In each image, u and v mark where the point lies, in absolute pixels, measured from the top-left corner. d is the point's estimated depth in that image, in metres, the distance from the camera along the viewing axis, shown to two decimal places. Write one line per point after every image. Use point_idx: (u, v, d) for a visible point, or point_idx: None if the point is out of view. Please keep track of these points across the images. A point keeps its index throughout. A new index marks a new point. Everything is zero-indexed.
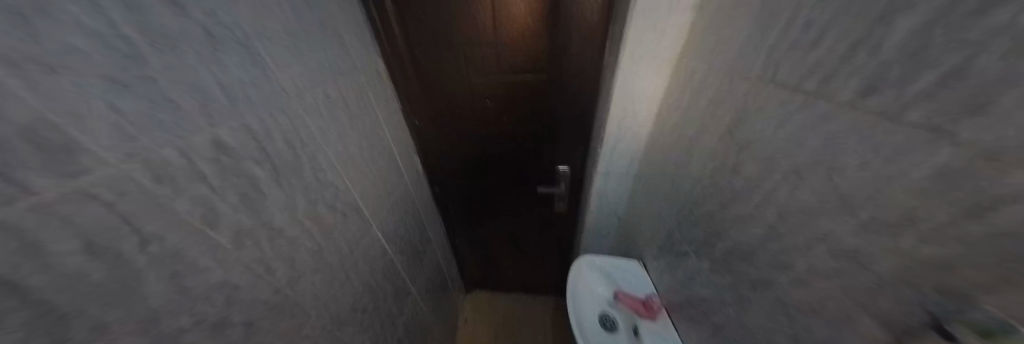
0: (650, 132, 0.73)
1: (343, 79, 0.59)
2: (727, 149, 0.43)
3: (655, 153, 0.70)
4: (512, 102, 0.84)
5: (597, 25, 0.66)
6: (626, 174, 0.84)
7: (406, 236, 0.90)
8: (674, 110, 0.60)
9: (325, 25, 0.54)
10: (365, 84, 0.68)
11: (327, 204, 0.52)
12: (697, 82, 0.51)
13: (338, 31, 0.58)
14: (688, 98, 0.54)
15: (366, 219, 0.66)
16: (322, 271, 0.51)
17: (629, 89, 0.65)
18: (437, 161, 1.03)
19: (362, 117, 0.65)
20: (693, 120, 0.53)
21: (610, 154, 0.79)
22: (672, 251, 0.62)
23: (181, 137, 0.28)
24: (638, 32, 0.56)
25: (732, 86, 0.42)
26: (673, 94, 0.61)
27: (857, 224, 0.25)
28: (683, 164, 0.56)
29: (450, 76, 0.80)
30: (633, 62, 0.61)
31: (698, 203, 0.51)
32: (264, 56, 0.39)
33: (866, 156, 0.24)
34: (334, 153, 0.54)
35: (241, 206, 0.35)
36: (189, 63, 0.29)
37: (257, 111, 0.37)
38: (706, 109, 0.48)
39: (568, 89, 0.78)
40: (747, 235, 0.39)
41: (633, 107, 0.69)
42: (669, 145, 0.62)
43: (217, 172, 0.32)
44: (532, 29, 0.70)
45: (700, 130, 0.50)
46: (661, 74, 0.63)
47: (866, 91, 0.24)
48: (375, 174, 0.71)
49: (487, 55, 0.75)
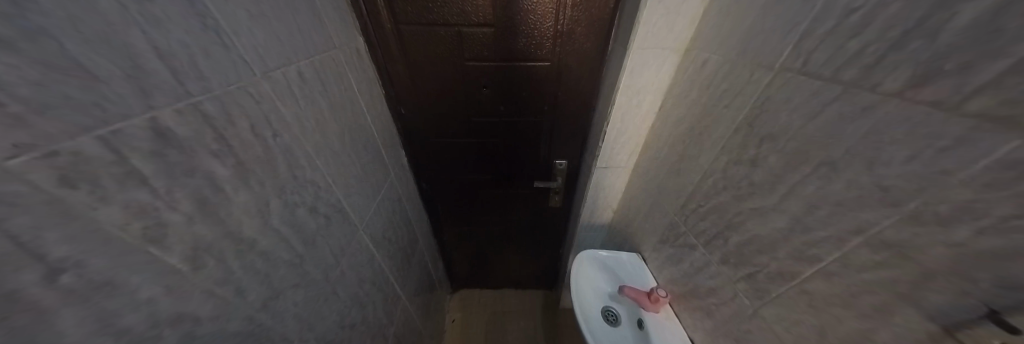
0: (650, 124, 0.73)
1: (320, 59, 0.50)
2: (745, 142, 0.43)
3: (657, 145, 0.70)
4: (510, 92, 0.79)
5: (603, 10, 0.63)
6: (625, 166, 0.84)
7: (394, 237, 0.82)
8: (682, 101, 0.60)
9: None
10: (345, 66, 0.58)
11: (307, 207, 0.44)
12: (710, 72, 0.51)
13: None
14: (698, 90, 0.54)
15: (352, 222, 0.58)
16: (304, 285, 0.43)
17: (637, 79, 0.64)
18: (426, 154, 0.95)
19: (343, 104, 0.57)
20: (703, 113, 0.52)
21: (610, 148, 0.78)
22: (674, 244, 0.63)
23: (107, 123, 0.20)
24: (649, 19, 0.55)
25: (752, 77, 0.42)
26: (680, 85, 0.61)
27: (903, 217, 0.25)
28: (691, 156, 0.56)
29: (444, 61, 0.73)
30: (643, 50, 0.59)
31: (707, 196, 0.51)
32: (218, 18, 0.30)
33: (916, 148, 0.24)
34: (312, 146, 0.46)
35: (198, 215, 0.27)
36: (106, 17, 0.20)
37: (214, 90, 0.29)
38: (719, 101, 0.48)
39: (570, 79, 0.76)
40: (767, 227, 0.39)
41: (638, 98, 0.68)
42: (674, 139, 0.62)
43: (161, 170, 0.24)
44: (536, 11, 0.65)
45: (712, 123, 0.50)
46: (669, 66, 0.62)
47: (917, 81, 0.23)
48: (360, 171, 0.62)
49: (485, 39, 0.69)
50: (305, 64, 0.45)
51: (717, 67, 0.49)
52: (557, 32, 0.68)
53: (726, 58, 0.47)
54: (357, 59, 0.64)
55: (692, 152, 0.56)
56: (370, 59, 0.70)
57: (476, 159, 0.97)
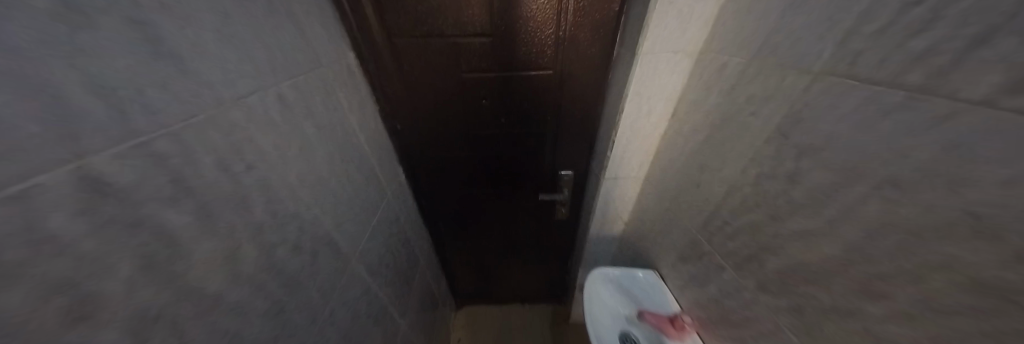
0: (662, 131, 0.69)
1: (302, 77, 0.46)
2: (780, 154, 0.38)
3: (672, 154, 0.65)
4: (512, 103, 0.75)
5: (608, 15, 0.60)
6: (637, 176, 0.79)
7: (392, 261, 0.77)
8: (699, 107, 0.55)
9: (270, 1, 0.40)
10: (333, 83, 0.54)
11: (289, 245, 0.39)
12: (731, 76, 0.47)
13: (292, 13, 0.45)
14: (718, 96, 0.50)
15: (344, 252, 0.53)
16: (285, 335, 0.38)
17: (648, 84, 0.59)
18: (425, 170, 0.91)
19: (332, 126, 0.52)
20: (727, 120, 0.48)
21: (619, 158, 0.73)
22: (698, 262, 0.58)
23: (31, 191, 0.15)
24: (660, 21, 0.50)
25: (790, 80, 0.37)
26: (695, 90, 0.56)
27: (1004, 255, 0.18)
28: (714, 167, 0.51)
29: (441, 73, 0.69)
30: (653, 55, 0.55)
31: (735, 211, 0.46)
32: (176, 44, 0.26)
33: (1009, 170, 0.18)
34: (295, 173, 0.41)
35: (144, 282, 0.22)
36: (34, 54, 0.16)
37: (170, 127, 0.24)
38: (746, 106, 0.44)
39: (574, 88, 0.72)
40: (815, 254, 0.34)
41: (648, 105, 0.63)
42: (692, 148, 0.58)
43: (99, 234, 0.19)
44: (536, 18, 0.61)
45: (738, 131, 0.45)
46: (681, 70, 0.58)
47: (1009, 87, 0.17)
48: (353, 195, 0.58)
49: (484, 49, 0.65)
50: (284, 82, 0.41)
51: (741, 70, 0.45)
52: (559, 40, 0.64)
53: (752, 59, 0.42)
54: (348, 76, 0.61)
55: (715, 162, 0.51)
56: (362, 74, 0.66)
57: (477, 173, 0.92)
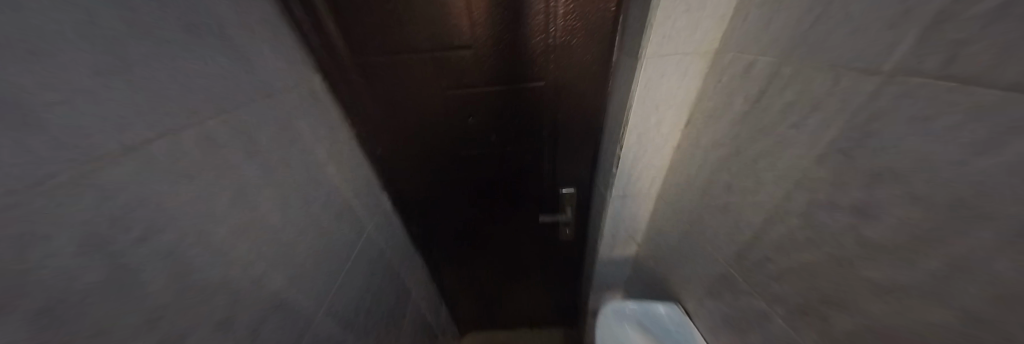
0: (675, 143, 0.60)
1: (250, 108, 0.38)
2: (841, 181, 0.29)
3: (689, 170, 0.56)
4: (503, 119, 0.68)
5: (603, 17, 0.52)
6: (647, 193, 0.70)
7: (374, 304, 0.68)
8: (720, 117, 0.47)
9: (199, 21, 0.33)
10: (294, 114, 0.48)
11: (212, 324, 0.31)
12: (760, 80, 0.38)
13: (233, 34, 0.38)
14: (743, 102, 0.42)
15: (302, 311, 0.45)
16: None
17: (655, 92, 0.51)
18: (413, 196, 0.83)
19: (290, 162, 0.45)
20: (760, 132, 0.39)
21: (627, 174, 0.65)
22: (736, 302, 0.49)
23: None
24: (668, 19, 0.42)
25: (835, 81, 0.28)
26: (713, 97, 0.48)
27: None
28: (746, 190, 0.42)
29: (420, 92, 0.62)
30: (659, 60, 0.47)
31: (785, 247, 0.37)
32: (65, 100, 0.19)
33: None
34: (229, 230, 0.33)
35: None
36: None
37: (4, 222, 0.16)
38: (786, 116, 0.35)
39: (570, 99, 0.64)
40: (907, 323, 0.24)
41: (657, 116, 0.55)
42: (715, 164, 0.49)
43: None
44: (521, 26, 0.54)
45: (776, 145, 0.37)
46: (693, 75, 0.50)
47: None
48: (318, 239, 0.50)
49: (466, 63, 0.58)
50: (220, 119, 0.33)
51: (774, 71, 0.36)
52: (551, 48, 0.57)
53: (786, 58, 0.34)
54: (315, 103, 0.54)
55: (750, 183, 0.42)
56: (331, 97, 0.59)
57: (471, 195, 0.84)
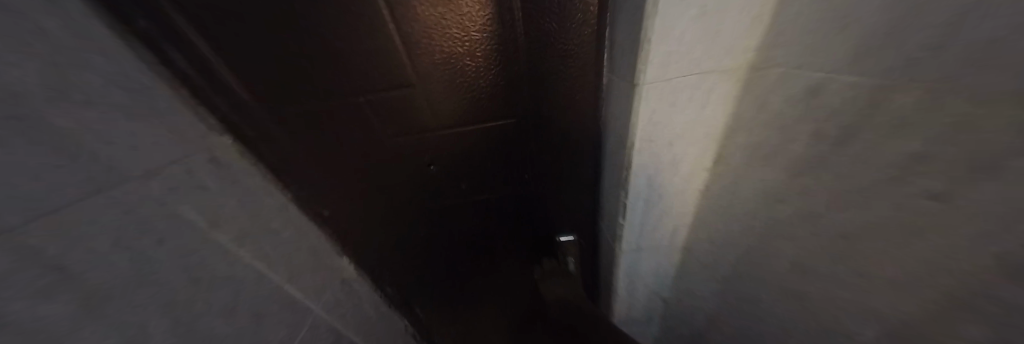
0: (703, 188, 0.45)
1: (96, 202, 0.26)
2: (986, 328, 0.15)
3: (728, 226, 0.41)
4: (480, 163, 0.61)
5: (580, 42, 0.41)
6: (669, 247, 0.55)
7: None
8: (762, 163, 0.32)
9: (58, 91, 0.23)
10: (198, 192, 0.37)
11: None
12: (809, 122, 0.25)
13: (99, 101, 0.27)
14: (807, 145, 0.26)
15: None
16: None
17: (664, 125, 0.38)
18: (387, 255, 0.72)
19: (186, 262, 0.34)
20: (848, 200, 0.23)
21: (641, 226, 0.50)
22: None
23: None
24: (672, 29, 0.29)
25: (928, 139, 0.16)
26: (746, 137, 0.34)
27: None
28: (832, 285, 0.27)
29: (378, 144, 0.54)
30: (666, 91, 0.35)
31: None
32: None
33: None
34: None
35: None
36: None
37: None
38: (885, 185, 0.19)
39: (555, 138, 0.56)
40: None
41: (672, 158, 0.41)
42: (767, 227, 0.34)
43: None
44: (482, 63, 0.47)
45: (872, 224, 0.21)
46: (718, 106, 0.36)
47: None
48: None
49: (425, 107, 0.50)
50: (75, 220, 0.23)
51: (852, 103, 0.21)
52: (509, 84, 0.50)
53: (867, 85, 0.19)
54: (234, 170, 0.43)
55: (840, 270, 0.26)
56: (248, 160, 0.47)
57: (455, 244, 0.76)
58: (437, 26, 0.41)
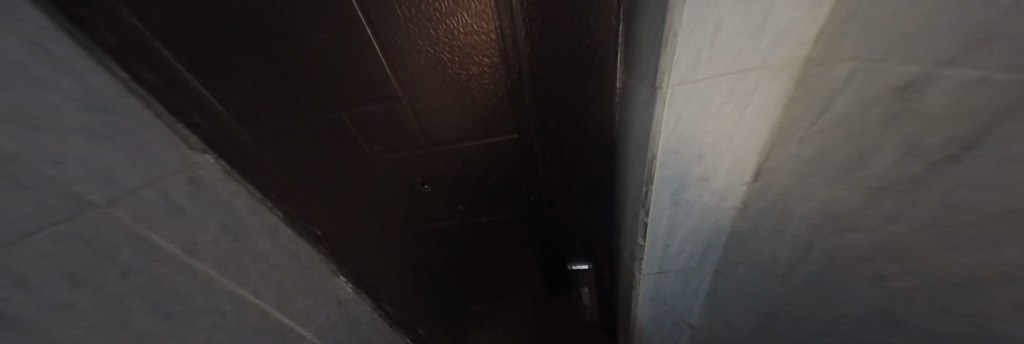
0: (738, 203, 0.39)
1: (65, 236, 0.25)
2: None
3: (772, 247, 0.35)
4: (485, 172, 0.59)
5: (595, 42, 0.37)
6: (693, 269, 0.48)
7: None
8: (819, 177, 0.27)
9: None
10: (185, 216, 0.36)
11: None
12: (878, 132, 0.20)
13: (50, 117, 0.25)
14: (877, 164, 0.21)
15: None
16: None
17: (695, 133, 0.32)
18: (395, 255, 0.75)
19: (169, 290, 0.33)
20: (943, 236, 0.17)
21: (665, 246, 0.44)
22: None
23: None
24: (707, 23, 0.23)
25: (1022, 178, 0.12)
26: (796, 143, 0.29)
27: None
28: (904, 329, 0.22)
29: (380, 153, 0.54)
30: (693, 96, 0.29)
31: None
32: None
33: None
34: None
35: None
36: None
37: None
38: (987, 230, 0.14)
39: (564, 143, 0.52)
40: None
41: (704, 168, 0.35)
42: (821, 253, 0.28)
43: None
44: (482, 72, 0.43)
45: (977, 277, 0.16)
46: (763, 108, 0.31)
47: None
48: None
49: (423, 118, 0.48)
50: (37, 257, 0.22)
51: (943, 108, 0.15)
52: (505, 102, 0.47)
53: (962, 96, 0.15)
54: (226, 190, 0.43)
55: (931, 325, 0.20)
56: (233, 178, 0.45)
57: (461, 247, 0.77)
58: (426, 38, 0.37)
